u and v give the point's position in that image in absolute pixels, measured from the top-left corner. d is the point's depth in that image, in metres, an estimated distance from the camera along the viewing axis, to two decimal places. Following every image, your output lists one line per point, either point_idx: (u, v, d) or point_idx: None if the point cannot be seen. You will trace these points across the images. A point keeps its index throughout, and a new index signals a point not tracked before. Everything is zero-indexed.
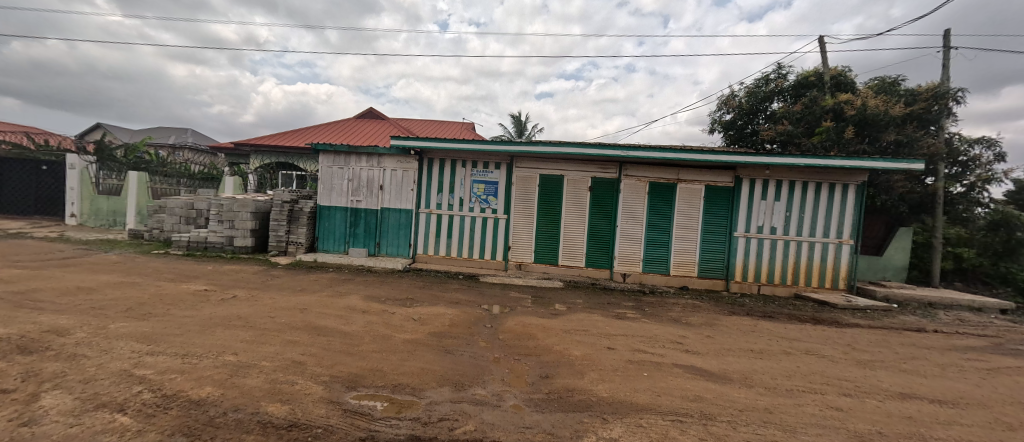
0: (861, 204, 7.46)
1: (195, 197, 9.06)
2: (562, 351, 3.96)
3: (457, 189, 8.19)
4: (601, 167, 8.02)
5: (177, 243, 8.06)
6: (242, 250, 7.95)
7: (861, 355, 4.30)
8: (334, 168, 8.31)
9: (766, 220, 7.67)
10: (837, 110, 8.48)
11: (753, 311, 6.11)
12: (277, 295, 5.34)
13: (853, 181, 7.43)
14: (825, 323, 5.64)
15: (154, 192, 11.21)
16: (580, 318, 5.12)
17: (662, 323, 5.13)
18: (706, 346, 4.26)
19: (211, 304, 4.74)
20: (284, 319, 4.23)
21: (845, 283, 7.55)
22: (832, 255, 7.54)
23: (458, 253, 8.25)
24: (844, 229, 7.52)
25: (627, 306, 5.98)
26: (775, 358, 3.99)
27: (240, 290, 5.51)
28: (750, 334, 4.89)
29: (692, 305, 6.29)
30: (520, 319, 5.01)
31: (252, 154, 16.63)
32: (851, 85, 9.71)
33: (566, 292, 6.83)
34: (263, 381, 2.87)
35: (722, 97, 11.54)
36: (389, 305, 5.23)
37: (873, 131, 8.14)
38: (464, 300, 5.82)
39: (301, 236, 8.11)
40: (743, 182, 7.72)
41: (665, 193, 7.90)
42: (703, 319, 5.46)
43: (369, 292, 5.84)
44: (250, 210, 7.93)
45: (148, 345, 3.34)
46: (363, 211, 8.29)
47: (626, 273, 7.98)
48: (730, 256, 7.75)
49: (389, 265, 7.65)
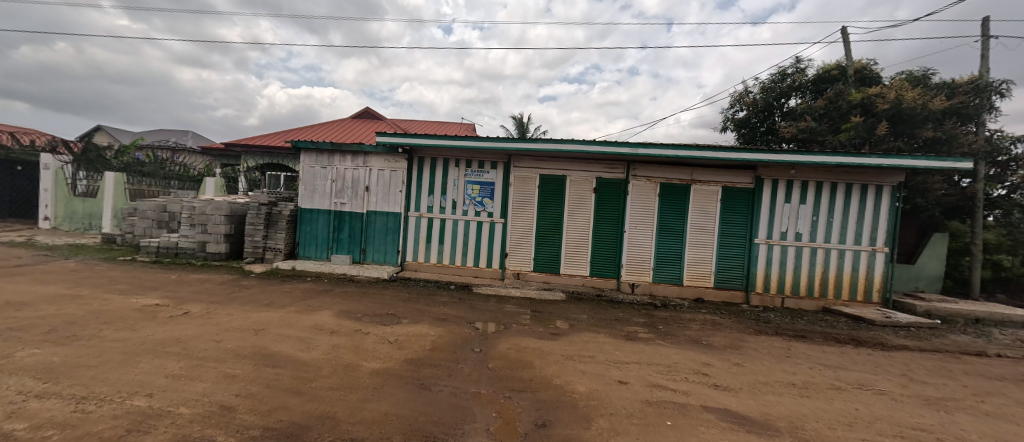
0: (896, 208, 6.71)
1: (170, 199, 8.46)
2: (563, 386, 3.23)
3: (450, 191, 7.52)
4: (606, 166, 7.32)
5: (146, 249, 7.42)
6: (215, 257, 7.30)
7: (926, 391, 3.54)
8: (317, 167, 7.66)
9: (791, 226, 6.93)
10: (868, 104, 7.73)
11: (782, 330, 5.35)
12: (237, 311, 4.66)
13: (887, 182, 6.70)
14: (868, 345, 4.88)
15: (132, 193, 10.68)
16: (585, 340, 4.39)
17: (681, 346, 4.39)
18: (738, 379, 3.52)
19: (153, 324, 4.05)
20: (231, 343, 3.53)
21: (879, 295, 6.81)
22: (864, 264, 6.80)
23: (450, 261, 7.56)
24: (878, 236, 6.78)
25: (638, 324, 5.25)
26: (826, 396, 3.24)
27: (197, 304, 4.83)
28: (785, 360, 4.14)
29: (711, 322, 5.56)
30: (515, 342, 4.28)
31: (242, 155, 16.09)
32: (876, 79, 9.00)
33: (569, 306, 6.10)
34: (167, 439, 2.17)
35: (735, 93, 10.84)
36: (364, 323, 4.53)
37: (907, 127, 7.39)
38: (453, 316, 5.12)
39: (279, 242, 7.42)
40: (764, 183, 6.99)
41: (678, 195, 7.18)
42: (727, 340, 4.72)
43: (345, 306, 5.16)
44: (224, 213, 7.30)
45: (43, 385, 2.65)
46: (347, 215, 7.63)
47: (634, 283, 7.25)
48: (750, 264, 7.01)
49: (374, 274, 6.99)
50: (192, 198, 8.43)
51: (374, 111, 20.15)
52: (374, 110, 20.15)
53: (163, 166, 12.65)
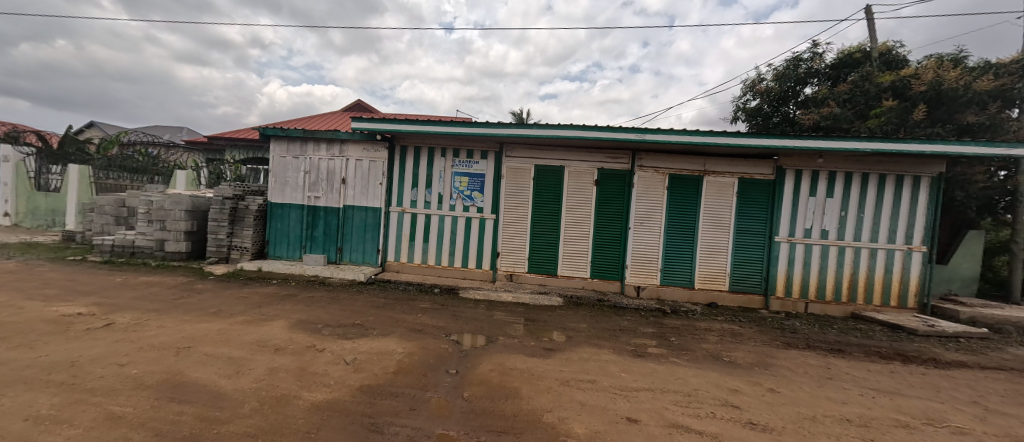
0: (935, 202, 5.96)
1: (131, 193, 7.76)
2: (556, 426, 2.49)
3: (435, 184, 6.78)
4: (610, 156, 6.58)
5: (99, 248, 6.73)
6: (174, 257, 6.59)
7: (1015, 429, 2.80)
8: (288, 157, 6.93)
9: (816, 222, 6.18)
10: (900, 87, 7.00)
11: (813, 342, 4.61)
12: (171, 322, 3.93)
13: (926, 172, 5.95)
14: (919, 361, 4.14)
15: (99, 188, 10.17)
16: (584, 357, 3.67)
17: (699, 365, 3.65)
18: (777, 412, 2.79)
19: (59, 339, 3.32)
20: (139, 368, 2.80)
21: (915, 300, 6.08)
22: (899, 265, 6.06)
23: (436, 261, 6.84)
24: (915, 234, 6.03)
25: (646, 336, 4.52)
26: (896, 439, 2.50)
27: (127, 314, 4.09)
28: (828, 384, 3.40)
29: (731, 332, 4.83)
30: (499, 360, 3.55)
31: (227, 149, 15.83)
32: (903, 62, 8.24)
33: (567, 313, 5.37)
34: None
35: (746, 81, 10.07)
36: (321, 336, 3.80)
37: (946, 112, 6.61)
38: (431, 327, 4.39)
39: (245, 240, 6.69)
40: (787, 174, 6.23)
41: (690, 188, 6.43)
42: (752, 356, 3.99)
43: (306, 315, 4.42)
44: (185, 208, 6.58)
45: None
46: (322, 210, 6.90)
47: (640, 286, 6.53)
48: (771, 265, 6.27)
49: (349, 276, 6.25)
50: (155, 192, 7.72)
51: (366, 105, 19.44)
52: (366, 104, 19.44)
53: (155, 161, 12.56)
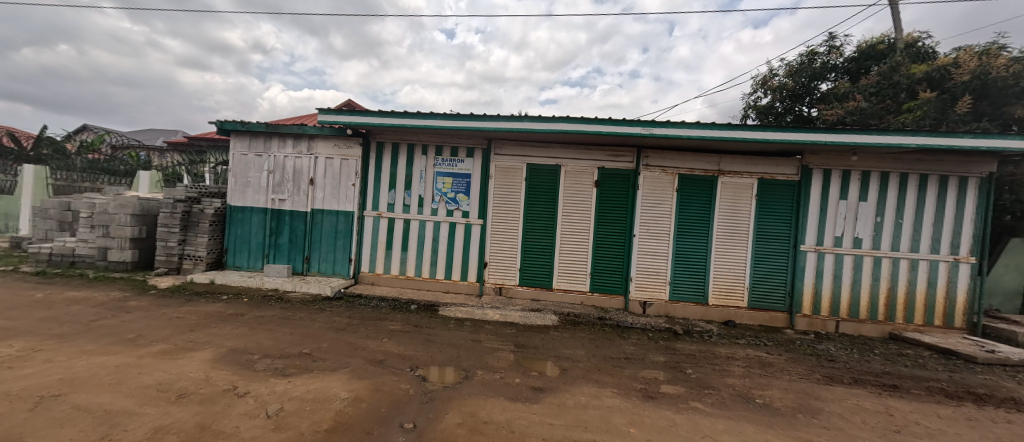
0: (984, 206, 5.19)
1: (79, 195, 7.01)
2: None
3: (415, 185, 6.02)
4: (612, 154, 5.84)
5: (36, 257, 5.98)
6: (118, 267, 5.84)
7: None
8: (250, 155, 6.19)
9: (848, 229, 5.41)
10: (937, 78, 6.31)
11: (859, 375, 3.82)
12: (66, 354, 3.14)
13: (974, 173, 5.19)
14: (996, 402, 3.34)
15: (57, 190, 9.68)
16: (581, 403, 2.87)
17: (729, 412, 2.85)
18: None
19: None
20: None
21: (963, 319, 5.28)
22: (943, 278, 5.28)
23: (415, 272, 6.06)
24: (962, 243, 5.25)
25: (657, 367, 3.74)
26: None
27: (15, 344, 3.29)
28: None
29: (759, 361, 4.04)
30: (471, 408, 2.76)
31: (210, 149, 15.15)
32: (931, 54, 7.57)
33: (563, 336, 4.59)
34: None
35: (757, 77, 9.34)
36: (250, 374, 3.01)
37: (993, 105, 5.85)
38: (395, 358, 3.60)
39: (200, 248, 5.94)
40: (814, 174, 5.48)
41: (703, 190, 5.68)
42: (793, 397, 3.19)
43: (245, 342, 3.64)
44: (131, 211, 5.81)
45: None
46: (287, 214, 6.15)
47: (646, 302, 5.75)
48: (796, 278, 5.50)
49: (314, 290, 5.48)
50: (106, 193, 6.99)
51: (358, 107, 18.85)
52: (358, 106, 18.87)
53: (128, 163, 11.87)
